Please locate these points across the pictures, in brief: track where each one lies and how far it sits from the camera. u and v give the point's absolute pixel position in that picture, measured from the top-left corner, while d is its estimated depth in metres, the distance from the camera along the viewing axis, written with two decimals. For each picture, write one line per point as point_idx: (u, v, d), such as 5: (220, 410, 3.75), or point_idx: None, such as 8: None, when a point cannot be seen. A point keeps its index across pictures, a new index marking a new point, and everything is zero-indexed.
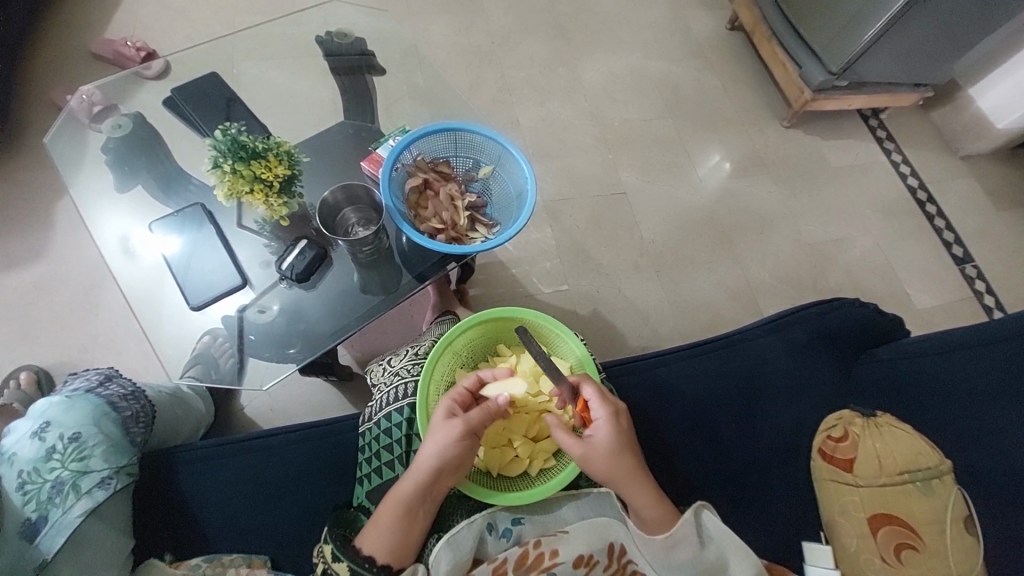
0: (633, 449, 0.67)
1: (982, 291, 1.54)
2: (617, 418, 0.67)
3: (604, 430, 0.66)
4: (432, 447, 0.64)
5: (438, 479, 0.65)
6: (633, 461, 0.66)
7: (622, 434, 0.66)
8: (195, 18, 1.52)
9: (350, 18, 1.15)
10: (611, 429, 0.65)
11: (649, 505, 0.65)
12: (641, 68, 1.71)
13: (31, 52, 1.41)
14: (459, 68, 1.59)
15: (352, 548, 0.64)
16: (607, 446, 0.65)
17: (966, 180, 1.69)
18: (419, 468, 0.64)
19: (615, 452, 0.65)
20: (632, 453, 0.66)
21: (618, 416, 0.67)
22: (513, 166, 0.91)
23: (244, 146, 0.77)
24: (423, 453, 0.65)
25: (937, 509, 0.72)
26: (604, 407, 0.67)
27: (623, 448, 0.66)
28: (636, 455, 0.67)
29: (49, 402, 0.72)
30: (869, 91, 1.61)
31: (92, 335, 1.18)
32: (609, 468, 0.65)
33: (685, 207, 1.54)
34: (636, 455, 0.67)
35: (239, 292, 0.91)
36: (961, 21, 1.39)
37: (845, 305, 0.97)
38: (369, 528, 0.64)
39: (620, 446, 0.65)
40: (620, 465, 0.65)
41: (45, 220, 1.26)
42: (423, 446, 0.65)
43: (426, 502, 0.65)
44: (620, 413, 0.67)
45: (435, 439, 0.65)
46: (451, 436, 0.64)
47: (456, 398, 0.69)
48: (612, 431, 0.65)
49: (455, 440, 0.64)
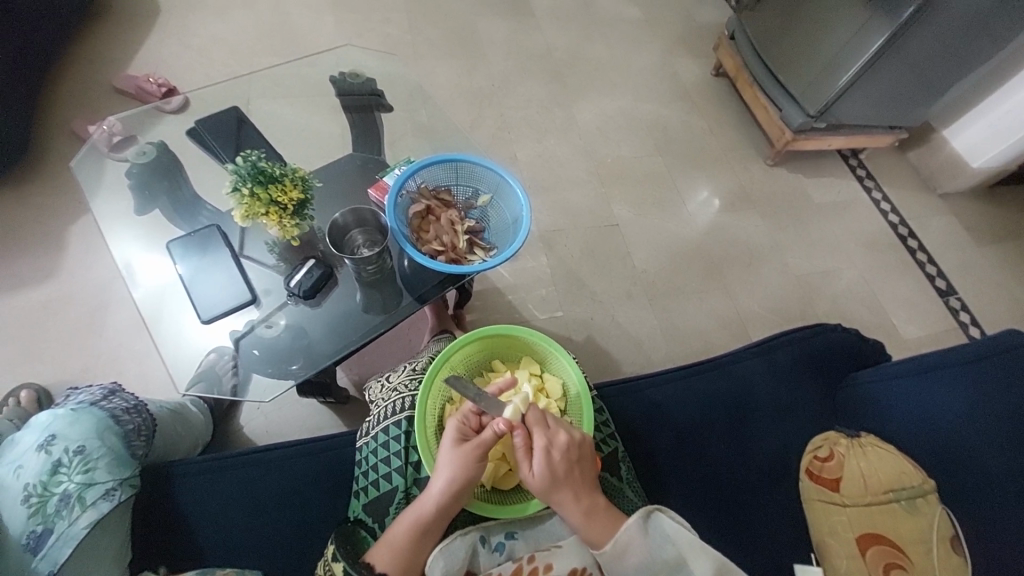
0: (573, 476, 0.67)
1: (967, 322, 1.58)
2: (557, 446, 0.68)
3: (537, 466, 0.67)
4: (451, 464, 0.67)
5: (454, 496, 0.66)
6: (574, 487, 0.67)
7: (550, 468, 0.67)
8: (215, 58, 1.63)
9: (361, 60, 1.24)
10: (543, 463, 0.66)
11: (583, 523, 0.66)
12: (632, 110, 1.81)
13: (58, 85, 1.51)
14: (461, 108, 1.70)
15: (363, 564, 0.63)
16: (542, 479, 0.66)
17: (945, 217, 1.77)
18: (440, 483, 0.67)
19: (554, 481, 0.66)
20: (572, 480, 0.67)
21: (551, 447, 0.67)
22: (510, 195, 0.97)
23: (263, 171, 0.82)
24: (442, 476, 0.67)
25: (922, 527, 0.73)
26: (537, 439, 0.68)
27: (561, 478, 0.67)
28: (577, 481, 0.67)
29: (54, 415, 0.73)
30: (846, 132, 1.71)
31: (94, 354, 1.21)
32: (547, 495, 0.67)
33: (676, 238, 1.61)
34: (579, 480, 0.68)
35: (247, 309, 0.95)
36: (927, 69, 1.49)
37: (827, 330, 1.01)
38: (380, 547, 0.65)
39: (557, 476, 0.67)
40: (560, 492, 0.67)
41: (58, 241, 1.31)
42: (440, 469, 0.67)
43: (442, 521, 0.66)
44: (552, 445, 0.68)
45: (451, 457, 0.68)
46: (468, 456, 0.67)
47: (463, 420, 0.72)
48: (545, 465, 0.67)
49: (473, 459, 0.67)
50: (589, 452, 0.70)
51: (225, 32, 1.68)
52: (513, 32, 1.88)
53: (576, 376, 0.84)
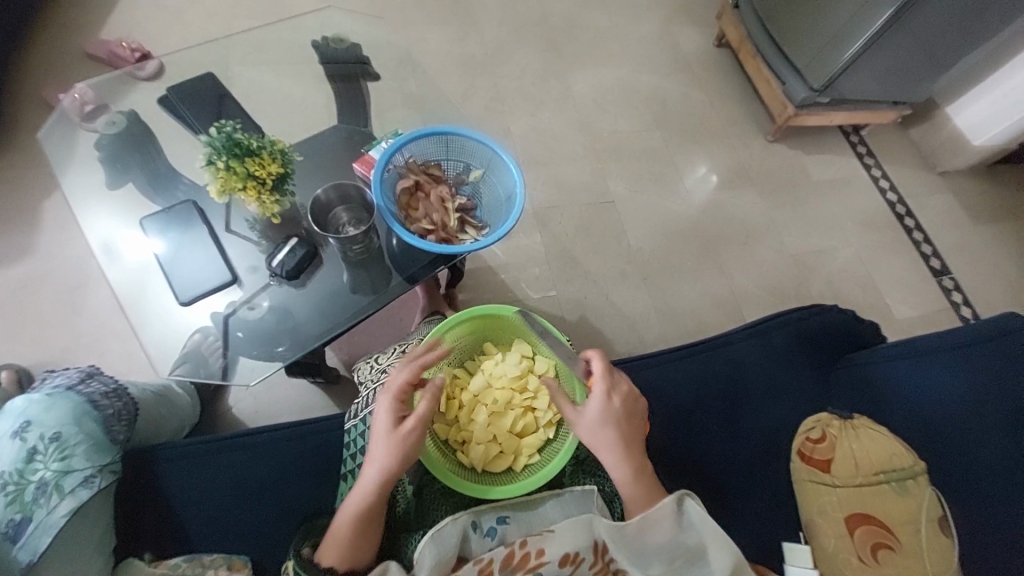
0: (627, 427, 0.71)
1: (960, 302, 1.59)
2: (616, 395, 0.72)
3: (595, 409, 0.70)
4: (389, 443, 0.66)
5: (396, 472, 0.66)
6: (627, 438, 0.70)
7: (610, 413, 0.70)
8: (191, 21, 1.53)
9: (344, 24, 1.16)
10: (603, 407, 0.70)
11: (631, 477, 0.69)
12: (630, 81, 1.75)
13: (24, 49, 1.42)
14: (453, 78, 1.63)
15: (311, 562, 0.65)
16: (598, 423, 0.70)
17: (943, 195, 1.75)
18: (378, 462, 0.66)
19: (610, 427, 0.70)
20: (626, 430, 0.71)
21: (612, 395, 0.71)
22: (503, 170, 0.93)
23: (239, 144, 0.77)
24: (379, 459, 0.66)
25: (912, 508, 0.73)
26: (598, 385, 0.71)
27: (618, 424, 0.70)
28: (630, 433, 0.71)
29: (28, 401, 0.71)
30: (849, 108, 1.66)
31: (74, 334, 1.17)
32: (598, 445, 0.70)
33: (672, 216, 1.58)
34: (632, 431, 0.71)
35: (228, 289, 0.92)
36: (935, 43, 1.44)
37: (823, 311, 1.00)
38: (327, 544, 0.66)
39: (613, 423, 0.70)
40: (612, 442, 0.70)
41: (32, 216, 1.26)
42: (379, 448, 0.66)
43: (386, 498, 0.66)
44: (613, 394, 0.71)
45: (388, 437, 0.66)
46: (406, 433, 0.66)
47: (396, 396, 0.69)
48: (604, 409, 0.70)
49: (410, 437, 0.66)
50: (642, 407, 0.74)
51: None
52: None
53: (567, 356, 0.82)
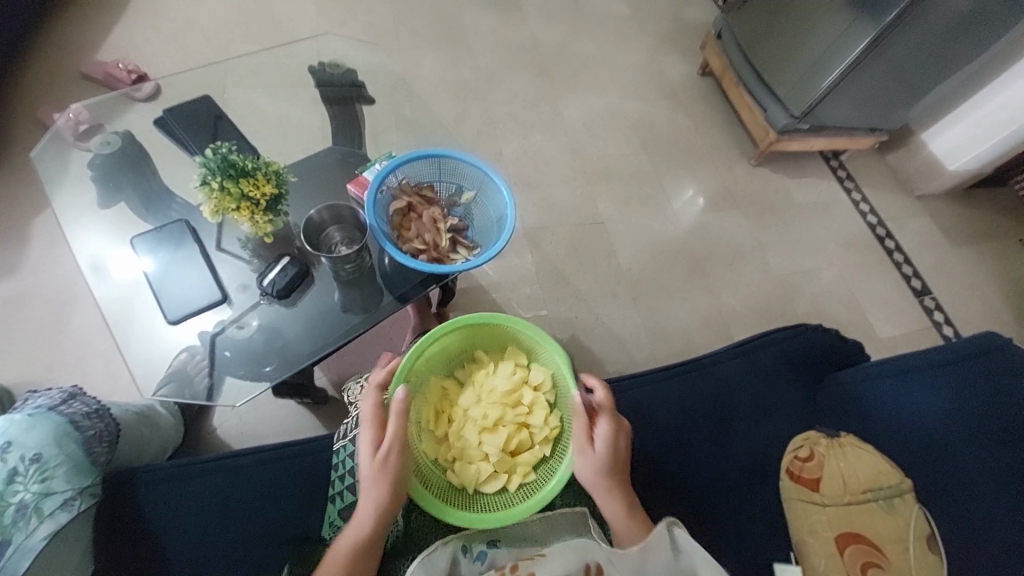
0: (621, 464, 0.74)
1: (941, 322, 1.62)
2: (620, 433, 0.75)
3: (601, 446, 0.72)
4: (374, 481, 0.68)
5: (389, 510, 0.68)
6: (620, 476, 0.73)
7: (613, 450, 0.73)
8: (189, 45, 1.56)
9: (341, 50, 1.20)
10: (608, 445, 0.72)
11: (625, 513, 0.72)
12: (618, 107, 1.80)
13: (20, 69, 1.43)
14: (446, 102, 1.67)
15: None
16: (603, 459, 0.72)
17: (921, 218, 1.80)
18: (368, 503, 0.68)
19: (611, 464, 0.72)
20: (620, 468, 0.74)
21: (616, 434, 0.74)
22: (494, 192, 0.95)
23: (234, 164, 0.78)
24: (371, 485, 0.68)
25: (899, 527, 0.74)
26: (604, 424, 0.73)
27: (617, 461, 0.73)
28: (623, 469, 0.74)
29: (9, 421, 0.69)
30: (828, 134, 1.73)
31: (58, 353, 1.15)
32: (598, 479, 0.72)
33: (661, 237, 1.61)
34: (624, 469, 0.75)
35: (217, 308, 0.91)
36: (907, 73, 1.52)
37: (808, 330, 1.02)
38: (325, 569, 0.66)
39: (614, 461, 0.73)
40: (611, 480, 0.72)
41: (20, 234, 1.25)
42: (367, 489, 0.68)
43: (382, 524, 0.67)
44: (617, 433, 0.74)
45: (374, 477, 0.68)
46: (389, 471, 0.68)
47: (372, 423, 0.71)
48: (609, 447, 0.73)
49: (394, 473, 0.68)
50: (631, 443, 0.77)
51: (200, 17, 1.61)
52: (499, 25, 1.85)
53: (560, 359, 0.81)
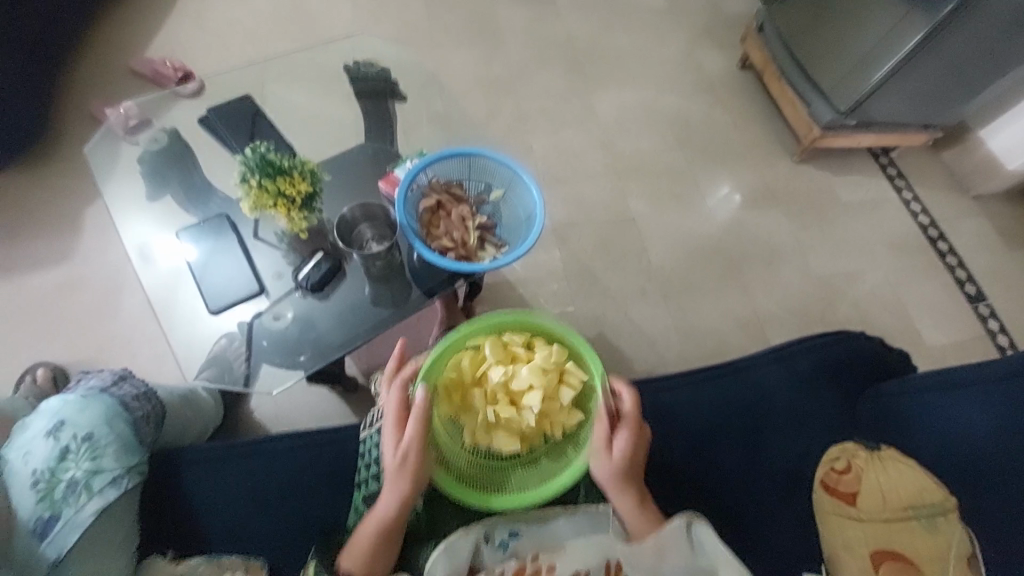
0: (637, 465, 0.74)
1: (996, 330, 1.52)
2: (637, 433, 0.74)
3: (619, 445, 0.72)
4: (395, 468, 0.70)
5: (412, 496, 0.70)
6: (634, 475, 0.73)
7: (630, 450, 0.72)
8: (232, 43, 1.62)
9: (375, 47, 1.21)
10: (626, 446, 0.72)
11: (636, 511, 0.72)
12: (651, 101, 1.76)
13: (78, 68, 1.51)
14: (477, 97, 1.67)
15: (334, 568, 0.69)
16: (620, 460, 0.72)
17: (977, 219, 1.69)
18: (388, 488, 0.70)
19: (627, 464, 0.72)
20: (635, 468, 0.73)
21: (634, 435, 0.73)
22: (523, 191, 0.94)
23: (272, 163, 0.81)
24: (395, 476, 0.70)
25: (942, 546, 0.70)
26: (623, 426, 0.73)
27: (633, 461, 0.73)
28: (637, 470, 0.74)
29: (64, 401, 0.74)
30: (876, 130, 1.63)
31: (110, 337, 1.23)
32: (614, 478, 0.72)
33: (693, 235, 1.56)
34: (638, 468, 0.74)
35: (254, 299, 0.95)
36: (967, 66, 1.41)
37: (850, 338, 0.97)
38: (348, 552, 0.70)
39: (630, 461, 0.72)
40: (625, 479, 0.72)
41: (77, 224, 1.33)
42: (390, 477, 0.70)
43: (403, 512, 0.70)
44: (635, 434, 0.73)
45: (397, 465, 0.70)
46: (409, 461, 0.70)
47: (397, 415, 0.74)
48: (626, 447, 0.72)
49: (414, 464, 0.70)
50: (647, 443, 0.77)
51: (241, 15, 1.67)
52: (532, 18, 1.83)
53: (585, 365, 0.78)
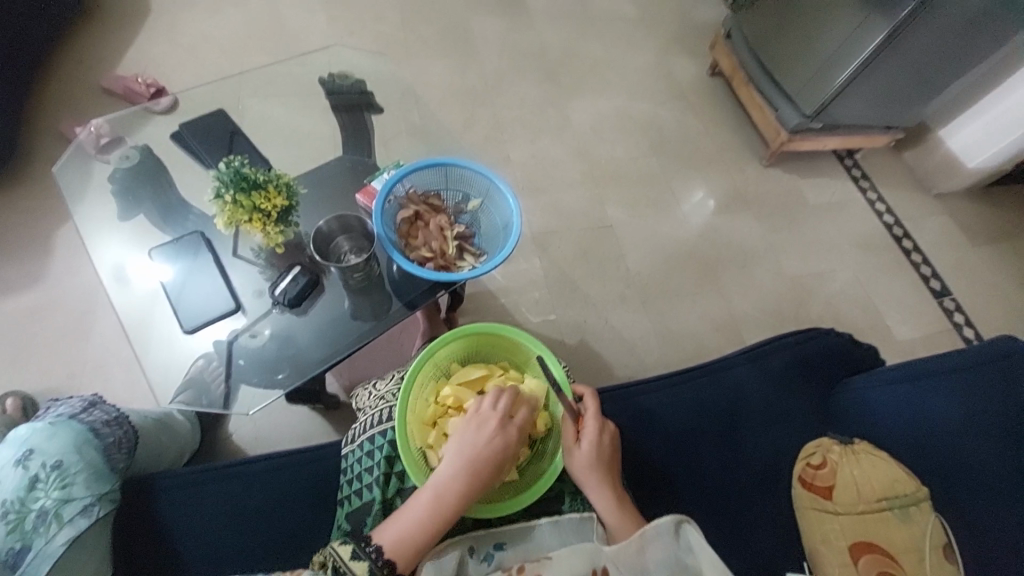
0: (611, 462, 0.75)
1: (961, 323, 1.58)
2: (605, 433, 0.76)
3: (585, 440, 0.74)
4: (490, 466, 0.70)
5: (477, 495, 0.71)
6: (608, 472, 0.74)
7: (599, 448, 0.74)
8: (205, 58, 1.61)
9: (350, 60, 1.22)
10: (592, 441, 0.74)
11: (613, 510, 0.72)
12: (626, 109, 1.80)
13: (43, 86, 1.48)
14: (455, 108, 1.68)
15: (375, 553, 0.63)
16: (586, 454, 0.74)
17: (939, 217, 1.76)
18: (471, 483, 0.68)
19: (596, 460, 0.74)
20: (608, 465, 0.74)
21: (602, 433, 0.75)
22: (501, 200, 0.96)
23: (245, 178, 0.81)
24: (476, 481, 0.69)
25: (916, 536, 0.72)
26: (590, 424, 0.75)
27: (603, 457, 0.74)
28: (611, 466, 0.75)
29: (31, 430, 0.72)
30: (842, 133, 1.70)
31: (81, 360, 1.19)
32: (584, 474, 0.73)
33: (670, 240, 1.60)
34: (612, 469, 0.75)
35: (230, 317, 0.93)
36: (925, 68, 1.48)
37: (820, 334, 1.00)
38: (398, 542, 0.65)
39: (599, 456, 0.74)
40: (593, 477, 0.73)
41: (45, 245, 1.29)
42: (477, 480, 0.69)
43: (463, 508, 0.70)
44: (602, 431, 0.76)
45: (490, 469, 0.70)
46: (504, 461, 0.71)
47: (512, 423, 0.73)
48: (593, 443, 0.74)
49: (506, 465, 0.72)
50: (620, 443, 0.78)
51: (214, 30, 1.65)
52: (507, 31, 1.86)
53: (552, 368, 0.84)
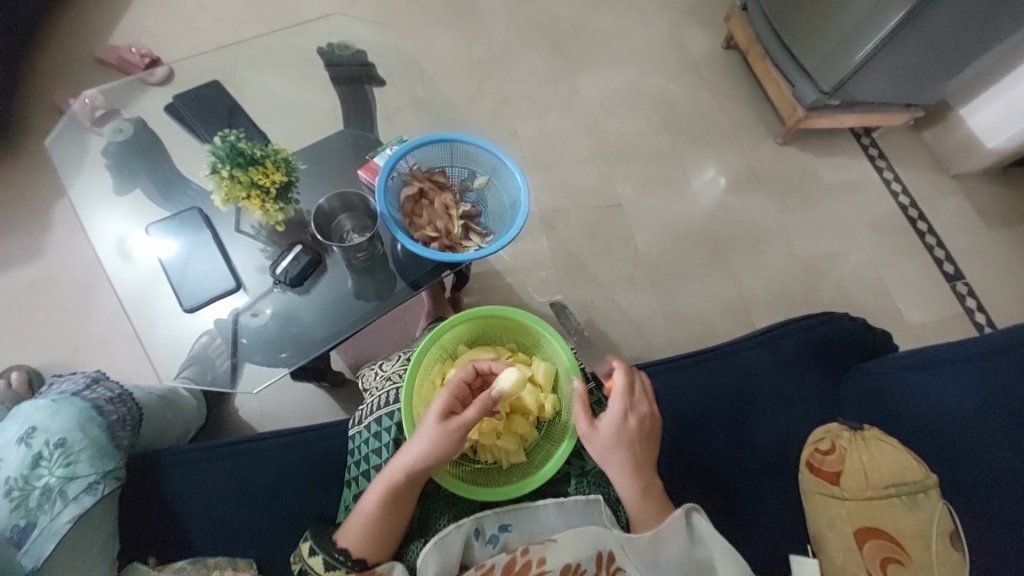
0: (639, 445, 0.71)
1: (973, 308, 1.56)
2: (632, 415, 0.72)
3: (606, 424, 0.71)
4: (433, 439, 0.66)
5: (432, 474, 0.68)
6: (634, 455, 0.71)
7: (623, 431, 0.71)
8: (201, 26, 1.55)
9: (351, 28, 1.16)
10: (615, 424, 0.71)
11: (636, 497, 0.70)
12: (637, 84, 1.73)
13: (36, 55, 1.43)
14: (460, 81, 1.63)
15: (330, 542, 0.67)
16: (606, 438, 0.71)
17: (956, 199, 1.71)
18: (415, 458, 0.66)
19: (617, 444, 0.70)
20: (635, 448, 0.71)
21: (627, 414, 0.71)
22: (508, 178, 0.93)
23: (242, 152, 0.78)
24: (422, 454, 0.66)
25: (922, 522, 0.71)
26: (612, 406, 0.72)
27: (627, 441, 0.71)
28: (641, 447, 0.71)
29: (34, 406, 0.72)
30: (860, 110, 1.64)
31: (84, 335, 1.19)
32: (604, 458, 0.71)
33: (679, 220, 1.56)
34: (639, 453, 0.71)
35: (232, 296, 0.92)
36: (951, 45, 1.41)
37: (834, 318, 0.98)
38: (350, 526, 0.67)
39: (623, 439, 0.71)
40: (614, 460, 0.70)
41: (44, 219, 1.27)
42: (420, 451, 0.66)
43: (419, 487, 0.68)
44: (629, 412, 0.72)
45: (431, 440, 0.66)
46: (453, 433, 0.67)
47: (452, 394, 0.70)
48: (615, 427, 0.71)
49: (457, 437, 0.67)
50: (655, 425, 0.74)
51: None
52: None
53: (559, 349, 0.83)
